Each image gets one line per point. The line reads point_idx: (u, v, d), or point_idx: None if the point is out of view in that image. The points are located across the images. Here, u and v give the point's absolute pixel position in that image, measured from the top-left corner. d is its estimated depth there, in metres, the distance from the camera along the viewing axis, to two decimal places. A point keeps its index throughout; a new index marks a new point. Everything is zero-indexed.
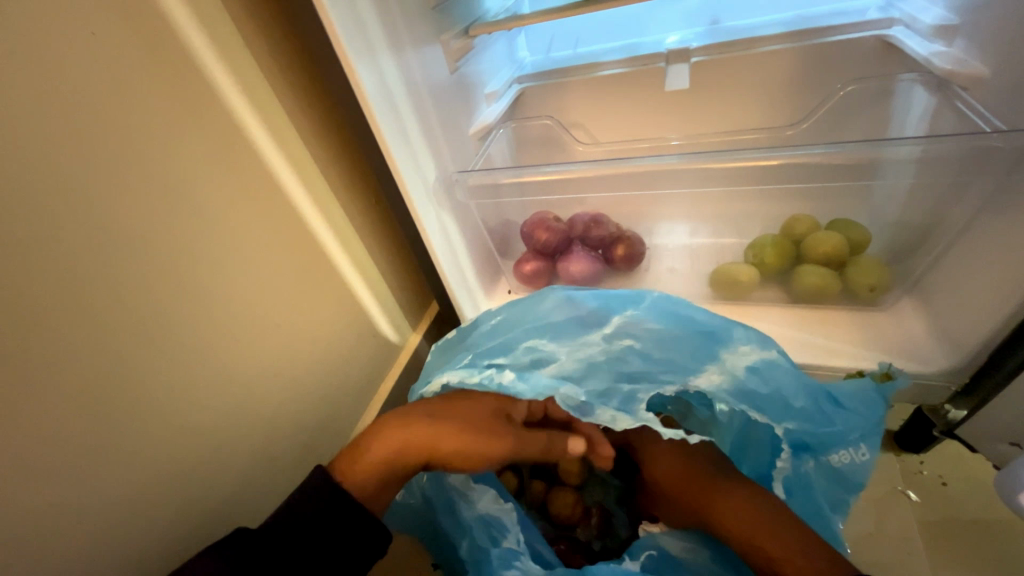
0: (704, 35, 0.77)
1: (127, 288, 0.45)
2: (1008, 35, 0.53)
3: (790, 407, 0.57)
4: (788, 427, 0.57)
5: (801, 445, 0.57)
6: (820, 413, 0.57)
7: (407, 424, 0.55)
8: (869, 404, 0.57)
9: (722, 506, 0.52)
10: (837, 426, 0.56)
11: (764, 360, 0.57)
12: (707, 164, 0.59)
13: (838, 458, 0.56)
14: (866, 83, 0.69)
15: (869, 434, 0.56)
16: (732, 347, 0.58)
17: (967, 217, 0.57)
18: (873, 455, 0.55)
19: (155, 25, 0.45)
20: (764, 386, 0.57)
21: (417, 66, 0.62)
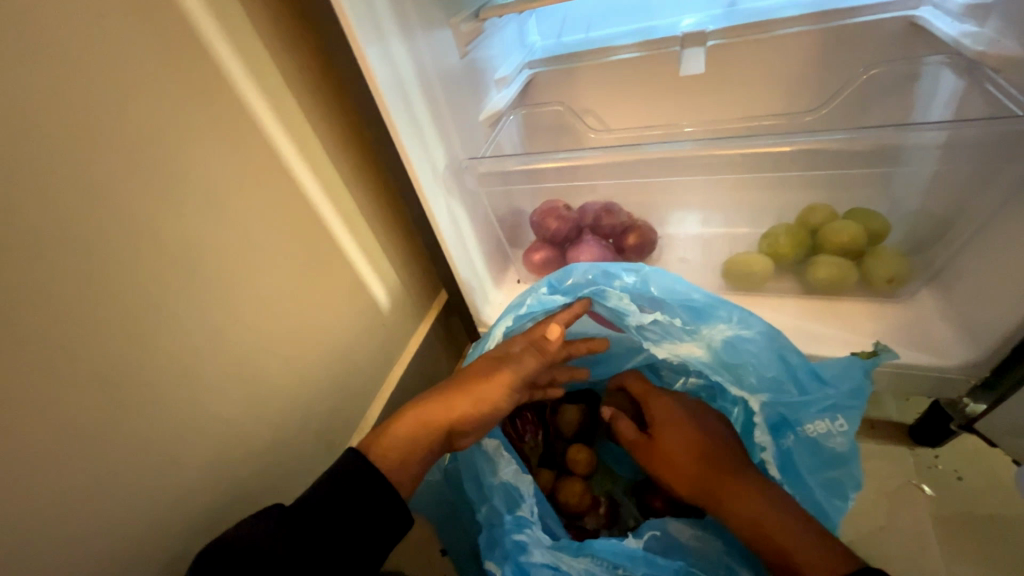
0: (721, 18, 0.75)
1: (140, 273, 0.46)
2: None
3: (759, 378, 0.58)
4: (761, 400, 0.57)
5: (779, 420, 0.57)
6: (794, 386, 0.57)
7: (444, 405, 0.56)
8: (847, 376, 0.56)
9: (736, 497, 0.51)
10: (809, 398, 0.56)
11: (739, 335, 0.59)
12: (723, 151, 0.57)
13: (814, 429, 0.56)
14: (891, 67, 0.67)
15: (844, 406, 0.55)
16: (709, 322, 0.60)
17: (993, 206, 0.55)
18: (851, 425, 0.54)
19: (164, 8, 0.45)
20: (740, 360, 0.59)
21: (427, 50, 0.62)
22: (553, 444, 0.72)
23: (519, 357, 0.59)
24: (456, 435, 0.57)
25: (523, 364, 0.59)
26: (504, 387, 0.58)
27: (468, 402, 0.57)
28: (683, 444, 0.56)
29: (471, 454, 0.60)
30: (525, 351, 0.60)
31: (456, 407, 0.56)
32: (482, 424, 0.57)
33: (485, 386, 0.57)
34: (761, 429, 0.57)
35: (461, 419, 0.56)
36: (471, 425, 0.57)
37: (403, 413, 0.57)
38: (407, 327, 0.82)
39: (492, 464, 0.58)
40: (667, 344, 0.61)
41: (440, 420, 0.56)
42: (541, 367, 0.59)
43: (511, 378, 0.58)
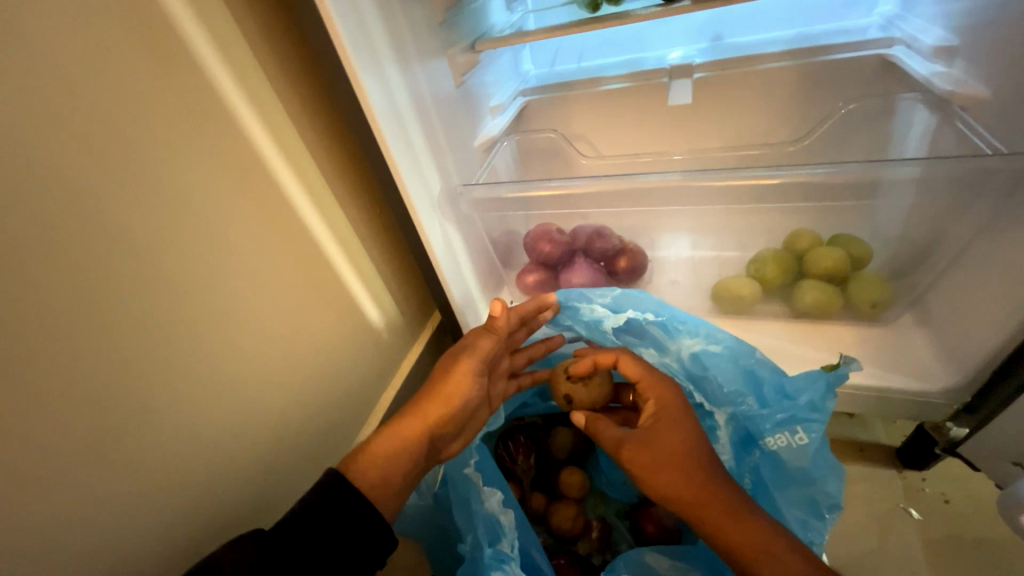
0: (706, 52, 0.78)
1: (133, 297, 0.46)
2: (1006, 58, 0.54)
3: (723, 392, 0.60)
4: (726, 413, 0.61)
5: (747, 433, 0.60)
6: (755, 398, 0.59)
7: (415, 416, 0.57)
8: (809, 388, 0.57)
9: (729, 527, 0.47)
10: (767, 411, 0.58)
11: (706, 350, 0.61)
12: (708, 181, 0.59)
13: (777, 442, 0.56)
14: (867, 102, 0.70)
15: (805, 418, 0.56)
16: (678, 337, 0.63)
17: (967, 236, 0.57)
18: (811, 438, 0.55)
19: (167, 39, 0.46)
20: (706, 374, 0.61)
21: (423, 79, 0.63)
22: (545, 467, 0.72)
23: (475, 343, 0.61)
24: (436, 441, 0.58)
25: (477, 348, 0.60)
26: (461, 376, 0.59)
27: (432, 399, 0.58)
28: (679, 460, 0.50)
29: (462, 483, 0.59)
30: (478, 336, 0.61)
31: (430, 412, 0.57)
32: (456, 423, 0.59)
33: (450, 383, 0.58)
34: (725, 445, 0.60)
35: (437, 423, 0.58)
36: (447, 426, 0.58)
37: (379, 431, 0.57)
38: (400, 349, 0.82)
39: (478, 493, 0.57)
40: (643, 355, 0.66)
41: (414, 427, 0.57)
42: (497, 345, 0.60)
43: (466, 364, 0.59)
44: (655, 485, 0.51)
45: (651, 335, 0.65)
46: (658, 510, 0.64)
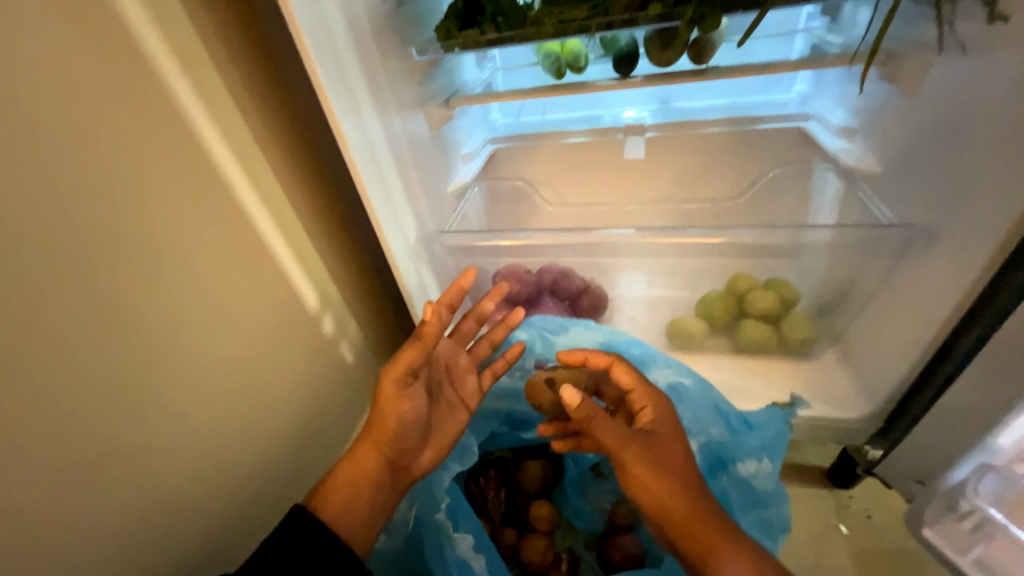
0: (656, 113, 0.88)
1: (106, 348, 0.46)
2: (885, 144, 0.66)
3: (697, 423, 0.66)
4: (699, 440, 0.66)
5: (713, 461, 0.65)
6: (726, 427, 0.65)
7: (371, 439, 0.58)
8: (770, 422, 0.65)
9: (705, 535, 0.50)
10: (739, 440, 0.64)
11: (682, 382, 0.68)
12: (658, 239, 0.67)
13: (746, 468, 0.63)
14: (791, 167, 0.80)
15: (770, 448, 0.63)
16: (654, 372, 0.69)
17: (872, 286, 0.67)
18: (774, 464, 0.62)
19: (159, 97, 0.47)
20: (682, 405, 0.67)
21: (400, 125, 0.67)
22: (516, 500, 0.74)
23: (400, 353, 0.57)
24: (395, 459, 0.59)
25: (402, 359, 0.57)
26: (398, 395, 0.58)
27: (377, 421, 0.58)
28: (674, 469, 0.54)
29: (433, 528, 0.61)
30: (406, 346, 0.58)
31: (380, 436, 0.58)
32: (409, 436, 0.59)
33: (391, 402, 0.57)
34: None
35: (387, 443, 0.58)
36: (399, 443, 0.59)
37: (339, 462, 0.57)
38: (371, 384, 0.83)
39: (449, 540, 0.59)
40: None
41: (370, 454, 0.58)
42: (420, 354, 0.56)
43: (392, 378, 0.57)
44: (652, 493, 0.53)
45: None
46: (623, 540, 0.68)
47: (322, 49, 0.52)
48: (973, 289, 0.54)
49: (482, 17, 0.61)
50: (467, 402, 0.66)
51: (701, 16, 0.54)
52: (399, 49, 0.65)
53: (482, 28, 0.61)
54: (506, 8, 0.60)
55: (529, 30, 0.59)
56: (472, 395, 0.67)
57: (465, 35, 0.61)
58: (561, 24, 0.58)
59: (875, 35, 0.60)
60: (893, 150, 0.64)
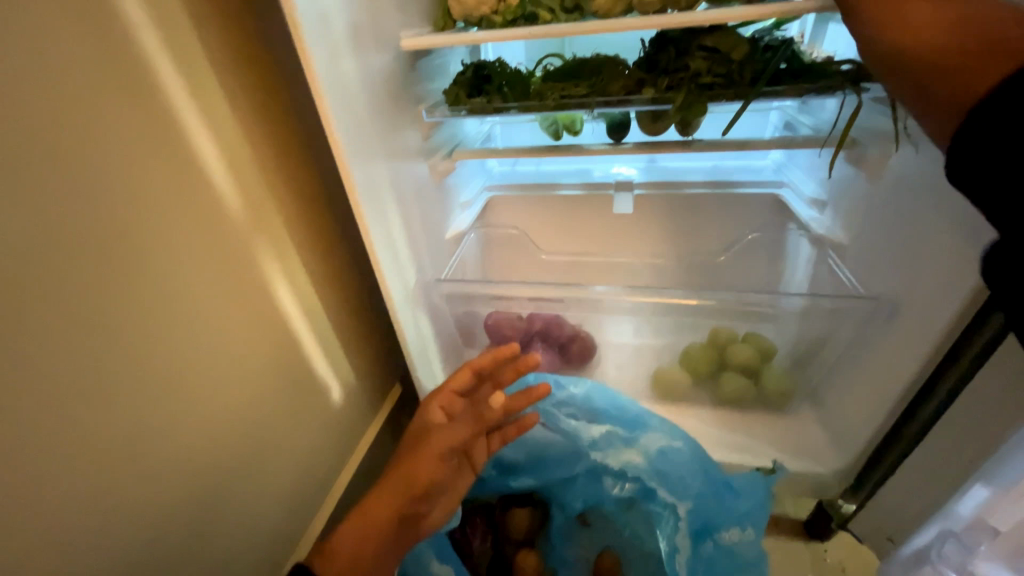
0: (645, 171, 0.94)
1: (109, 396, 0.45)
2: (852, 218, 0.72)
3: (687, 488, 0.66)
4: (688, 506, 0.65)
5: (702, 525, 0.65)
6: (715, 496, 0.66)
7: (390, 499, 0.57)
8: (754, 489, 0.66)
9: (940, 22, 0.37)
10: (727, 508, 0.65)
11: (670, 446, 0.68)
12: (643, 297, 0.71)
13: (731, 537, 0.64)
14: (765, 231, 0.87)
15: (753, 516, 0.65)
16: (647, 432, 0.70)
17: (840, 346, 0.70)
18: (757, 534, 0.64)
19: (178, 152, 0.50)
20: (671, 469, 0.67)
21: (404, 174, 0.69)
22: (502, 549, 0.74)
23: (452, 427, 0.61)
24: (409, 519, 0.59)
25: (456, 433, 0.61)
26: (437, 458, 0.60)
27: (404, 479, 0.58)
28: None
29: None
30: (459, 420, 0.61)
31: (403, 496, 0.58)
32: (429, 498, 0.60)
33: (425, 465, 0.59)
34: (684, 533, 0.64)
35: (410, 504, 0.58)
36: (419, 505, 0.59)
37: (352, 512, 0.57)
38: (361, 427, 0.82)
39: None
40: (610, 451, 0.70)
41: (385, 510, 0.57)
42: (473, 434, 0.61)
43: (439, 447, 0.60)
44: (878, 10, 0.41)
45: (618, 433, 0.71)
46: None
47: (341, 107, 0.54)
48: (931, 358, 0.59)
49: (489, 87, 0.66)
50: (476, 466, 0.66)
51: (689, 103, 0.60)
52: (408, 108, 0.69)
53: (489, 97, 0.66)
54: (512, 80, 0.66)
55: (533, 101, 0.65)
56: (482, 458, 0.67)
57: (473, 103, 0.66)
58: (562, 99, 0.64)
59: (844, 122, 0.67)
60: (859, 226, 0.70)
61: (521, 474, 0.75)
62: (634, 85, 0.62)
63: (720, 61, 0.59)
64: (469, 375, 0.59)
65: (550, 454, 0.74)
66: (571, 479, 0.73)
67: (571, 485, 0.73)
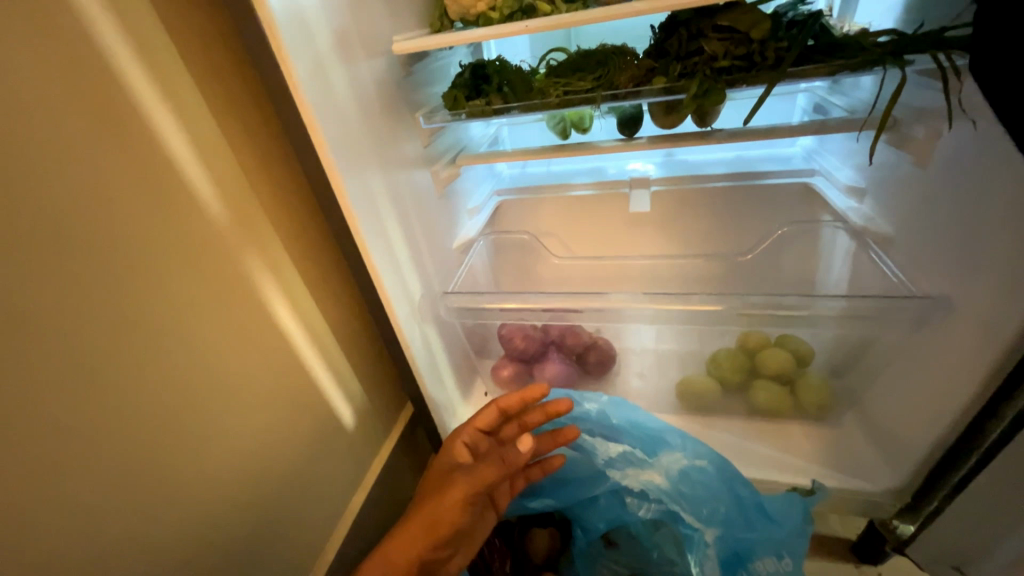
0: (662, 166, 0.88)
1: (96, 432, 0.44)
2: (895, 207, 0.64)
3: (712, 510, 0.61)
4: (715, 532, 0.60)
5: (732, 554, 0.61)
6: (744, 521, 0.61)
7: (412, 542, 0.54)
8: (788, 515, 0.61)
9: None
10: (760, 535, 0.60)
11: (694, 466, 0.63)
12: (664, 304, 0.65)
13: (765, 567, 0.60)
14: (796, 225, 0.80)
15: (790, 544, 0.60)
16: (668, 450, 0.65)
17: (887, 351, 0.63)
18: (795, 565, 0.59)
19: (164, 177, 0.48)
20: (696, 491, 0.62)
21: (404, 185, 0.66)
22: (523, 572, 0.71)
23: (478, 469, 0.57)
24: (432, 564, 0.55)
25: (482, 474, 0.56)
26: (464, 502, 0.55)
27: (431, 520, 0.54)
28: None
29: None
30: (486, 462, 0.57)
31: (426, 539, 0.54)
32: (453, 542, 0.56)
33: (450, 509, 0.54)
34: (714, 562, 0.58)
35: (433, 548, 0.54)
36: (443, 549, 0.56)
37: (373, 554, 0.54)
38: (373, 447, 0.80)
39: None
40: (628, 471, 0.65)
41: (410, 552, 0.53)
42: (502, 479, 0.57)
43: (467, 492, 0.55)
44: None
45: (637, 451, 0.66)
46: None
47: (330, 119, 0.52)
48: (1001, 364, 0.52)
49: (488, 88, 0.62)
50: (500, 507, 0.64)
51: (706, 90, 0.54)
52: (405, 116, 0.66)
53: (488, 98, 0.62)
54: (512, 78, 0.62)
55: (534, 100, 0.61)
56: (507, 498, 0.64)
57: (472, 105, 0.62)
58: (566, 95, 0.60)
59: (884, 102, 0.60)
60: (903, 214, 0.63)
61: (539, 495, 0.71)
62: (643, 75, 0.57)
63: (739, 42, 0.53)
64: (495, 413, 0.61)
65: (571, 474, 0.70)
66: (592, 500, 0.69)
67: (593, 506, 0.69)
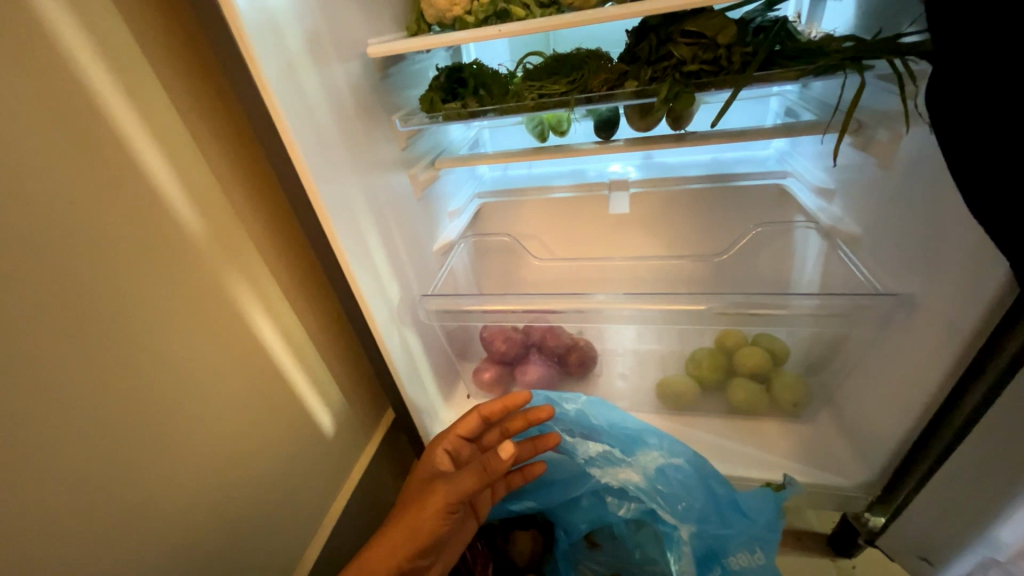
0: (641, 168, 0.89)
1: (63, 443, 0.43)
2: (864, 207, 0.66)
3: (688, 507, 0.62)
4: (691, 528, 0.61)
5: (708, 550, 0.61)
6: (718, 517, 0.62)
7: (390, 552, 0.53)
8: (763, 509, 0.61)
9: None
10: (733, 530, 0.61)
11: (670, 464, 0.64)
12: (642, 304, 0.66)
13: (739, 561, 0.60)
14: (770, 225, 0.82)
15: (763, 538, 0.61)
16: (644, 449, 0.66)
17: (858, 348, 0.65)
18: (768, 558, 0.60)
19: (132, 180, 0.47)
20: (671, 488, 0.63)
21: (381, 188, 0.66)
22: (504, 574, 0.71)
23: (457, 476, 0.55)
24: (413, 570, 0.55)
25: (461, 483, 0.54)
26: (442, 511, 0.54)
27: (408, 529, 0.53)
28: None
29: None
30: (467, 470, 0.55)
31: (403, 548, 0.53)
32: (434, 549, 0.55)
33: (427, 516, 0.53)
34: (689, 559, 0.59)
35: (412, 556, 0.53)
36: (423, 557, 0.55)
37: (351, 563, 0.53)
38: (354, 452, 0.79)
39: None
40: (605, 471, 0.65)
41: (387, 562, 0.52)
42: (482, 487, 0.55)
43: (445, 502, 0.54)
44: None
45: (614, 450, 0.66)
46: None
47: (301, 122, 0.51)
48: (963, 358, 0.54)
49: (464, 91, 0.63)
50: (480, 514, 0.64)
51: (676, 94, 0.55)
52: (382, 119, 0.66)
53: (464, 101, 0.63)
54: (488, 81, 0.62)
55: (510, 103, 0.61)
56: (487, 505, 0.65)
57: (448, 108, 0.62)
58: (540, 98, 0.60)
59: (848, 105, 0.62)
60: (870, 214, 0.65)
61: (520, 497, 0.71)
62: (616, 78, 0.58)
63: (706, 47, 0.54)
64: (477, 421, 0.60)
65: (552, 475, 0.70)
66: (571, 501, 0.70)
67: (573, 508, 0.69)
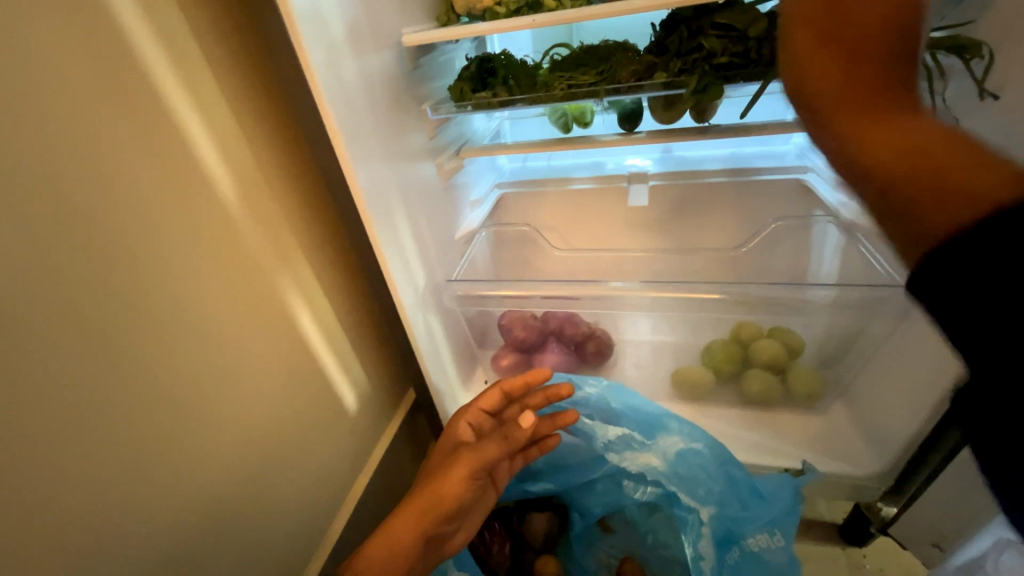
0: (660, 162, 0.90)
1: (115, 406, 0.46)
2: None
3: (708, 491, 0.63)
4: (710, 510, 0.62)
5: (725, 532, 0.62)
6: (738, 501, 0.63)
7: (417, 518, 0.55)
8: (780, 494, 0.63)
9: None
10: (752, 513, 0.62)
11: (689, 448, 0.65)
12: (662, 293, 0.67)
13: (757, 543, 0.61)
14: (790, 220, 0.82)
15: (781, 522, 0.62)
16: (664, 433, 0.67)
17: (876, 341, 0.66)
18: (787, 541, 0.61)
19: (182, 159, 0.50)
20: (691, 472, 0.65)
21: (411, 174, 0.68)
22: (522, 555, 0.73)
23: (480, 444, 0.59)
24: (438, 538, 0.57)
25: (485, 451, 0.58)
26: (467, 477, 0.57)
27: (434, 496, 0.56)
28: None
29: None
30: (489, 439, 0.59)
31: (430, 514, 0.55)
32: (457, 516, 0.58)
33: (451, 481, 0.56)
34: (707, 540, 0.61)
35: (437, 522, 0.56)
36: (447, 523, 0.57)
37: (379, 529, 0.55)
38: (376, 432, 0.81)
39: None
40: (626, 454, 0.68)
41: (414, 527, 0.55)
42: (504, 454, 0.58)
43: (471, 467, 0.57)
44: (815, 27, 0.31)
45: (635, 435, 0.68)
46: None
47: (340, 106, 0.53)
48: None
49: (494, 81, 0.64)
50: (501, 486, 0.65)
51: (705, 86, 0.57)
52: (412, 107, 0.68)
53: (493, 91, 0.64)
54: (517, 72, 0.64)
55: (540, 93, 0.62)
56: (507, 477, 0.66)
57: (478, 97, 0.64)
58: (570, 88, 0.61)
59: None
60: None
61: (539, 478, 0.73)
62: (644, 70, 0.59)
63: (736, 40, 0.55)
64: (499, 396, 0.62)
65: (570, 458, 0.72)
66: (589, 483, 0.72)
67: (591, 490, 0.72)
